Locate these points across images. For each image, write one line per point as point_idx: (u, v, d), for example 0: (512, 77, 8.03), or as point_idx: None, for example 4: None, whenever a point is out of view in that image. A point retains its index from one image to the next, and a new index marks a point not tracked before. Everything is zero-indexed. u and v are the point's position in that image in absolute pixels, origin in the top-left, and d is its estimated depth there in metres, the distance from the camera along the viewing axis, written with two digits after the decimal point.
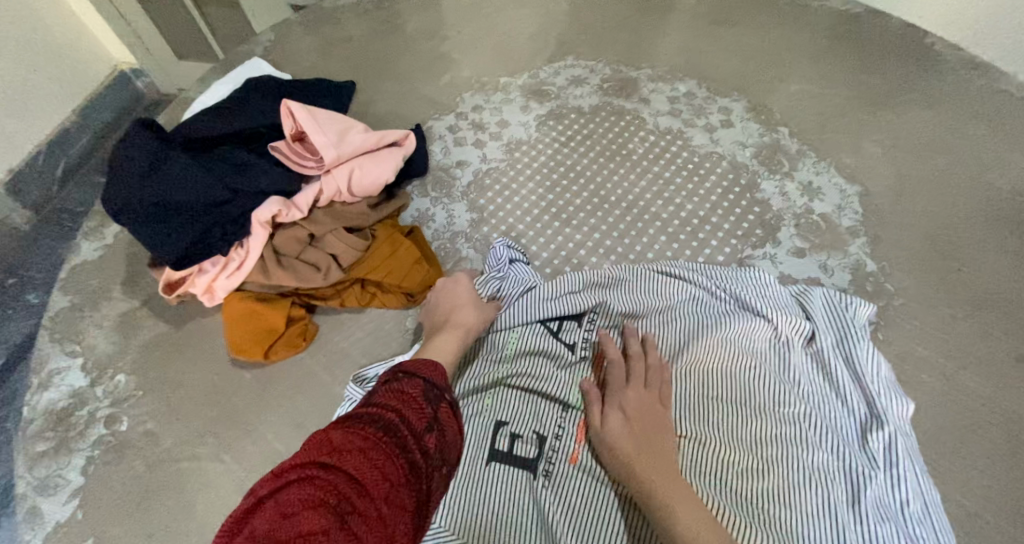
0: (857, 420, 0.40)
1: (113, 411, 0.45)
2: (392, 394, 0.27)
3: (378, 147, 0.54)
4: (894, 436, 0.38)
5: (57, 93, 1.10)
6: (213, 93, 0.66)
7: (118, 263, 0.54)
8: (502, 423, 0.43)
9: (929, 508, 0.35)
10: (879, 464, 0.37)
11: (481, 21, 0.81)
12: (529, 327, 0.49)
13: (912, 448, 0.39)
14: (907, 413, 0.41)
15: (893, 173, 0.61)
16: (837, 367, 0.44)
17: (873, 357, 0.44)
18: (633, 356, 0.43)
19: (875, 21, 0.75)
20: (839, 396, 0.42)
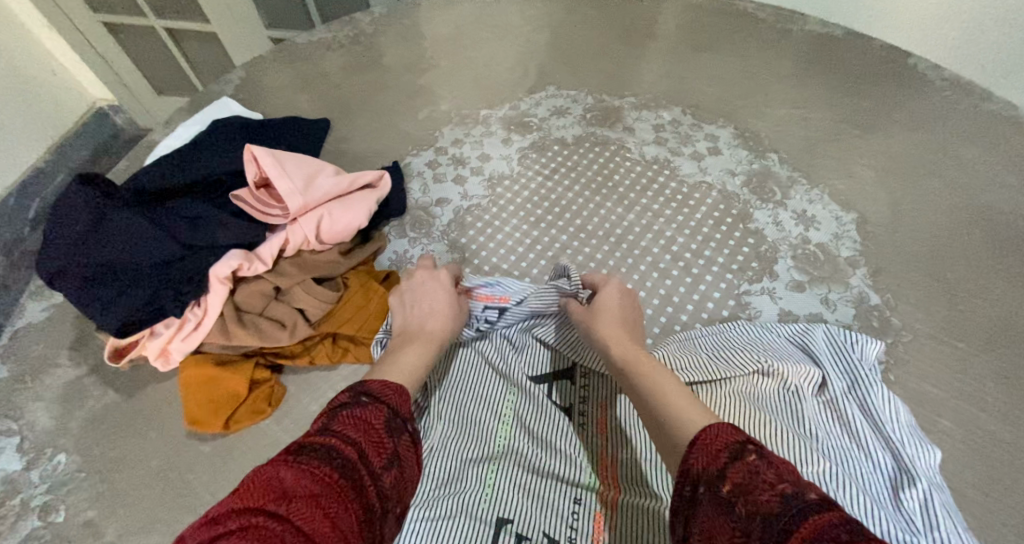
0: (885, 477, 0.37)
1: (49, 499, 0.40)
2: (352, 421, 0.27)
3: (349, 191, 0.50)
4: (929, 493, 0.35)
5: (29, 132, 1.06)
6: (178, 136, 0.62)
7: (66, 325, 0.50)
8: (504, 521, 0.35)
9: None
10: (917, 526, 0.33)
11: (460, 53, 0.79)
12: (527, 387, 0.47)
13: (949, 505, 0.35)
14: (934, 461, 0.38)
15: (888, 198, 0.59)
16: (851, 415, 0.41)
17: (890, 402, 0.41)
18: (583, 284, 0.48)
19: (857, 43, 0.75)
20: (861, 448, 0.38)
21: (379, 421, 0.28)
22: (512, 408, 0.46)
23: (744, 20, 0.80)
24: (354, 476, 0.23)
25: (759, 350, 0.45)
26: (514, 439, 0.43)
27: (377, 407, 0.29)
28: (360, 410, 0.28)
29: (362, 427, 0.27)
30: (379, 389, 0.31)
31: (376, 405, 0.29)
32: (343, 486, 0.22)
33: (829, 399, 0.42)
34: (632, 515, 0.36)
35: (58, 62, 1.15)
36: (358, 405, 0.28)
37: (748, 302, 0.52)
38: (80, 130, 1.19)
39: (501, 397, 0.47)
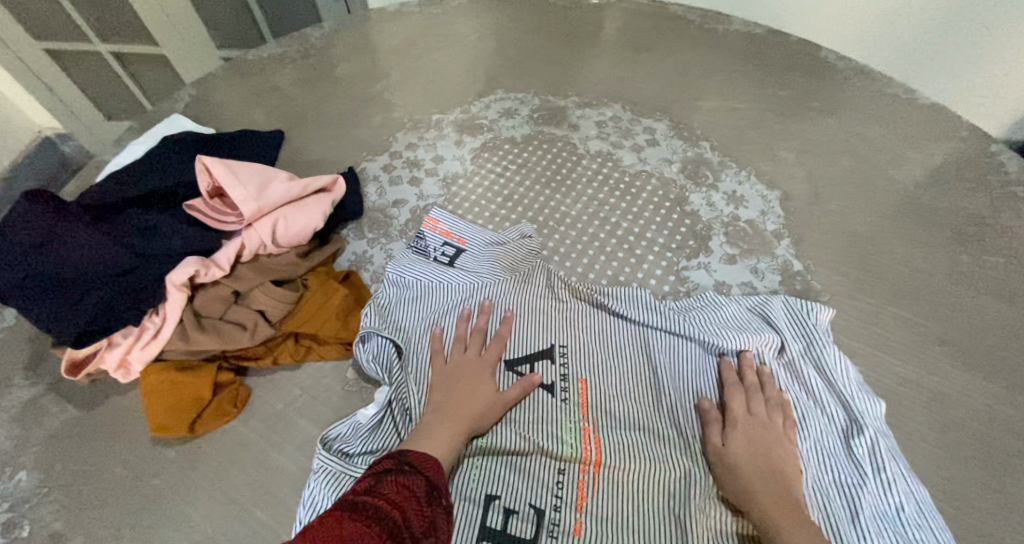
0: (839, 429, 0.42)
1: (12, 515, 0.40)
2: (398, 487, 0.28)
3: (302, 196, 0.52)
4: (875, 439, 0.40)
5: None
6: (128, 153, 0.63)
7: (19, 345, 0.49)
8: (494, 497, 0.40)
9: (923, 510, 0.37)
10: (867, 472, 0.39)
11: (410, 62, 0.82)
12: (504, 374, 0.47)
13: (895, 449, 0.41)
14: (881, 410, 0.43)
15: (806, 176, 0.65)
16: (809, 375, 0.45)
17: (843, 362, 0.45)
18: (755, 386, 0.44)
19: (776, 39, 0.82)
20: (816, 404, 0.44)
21: (420, 491, 0.29)
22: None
23: (676, 21, 0.87)
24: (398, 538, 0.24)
25: (721, 326, 0.49)
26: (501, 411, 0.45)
27: (421, 476, 0.30)
28: (406, 477, 0.30)
29: (406, 493, 0.28)
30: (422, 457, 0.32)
31: (419, 473, 0.30)
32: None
33: (788, 361, 0.47)
34: (611, 484, 0.41)
35: None
36: (405, 473, 0.30)
37: (687, 277, 0.57)
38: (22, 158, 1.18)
39: None
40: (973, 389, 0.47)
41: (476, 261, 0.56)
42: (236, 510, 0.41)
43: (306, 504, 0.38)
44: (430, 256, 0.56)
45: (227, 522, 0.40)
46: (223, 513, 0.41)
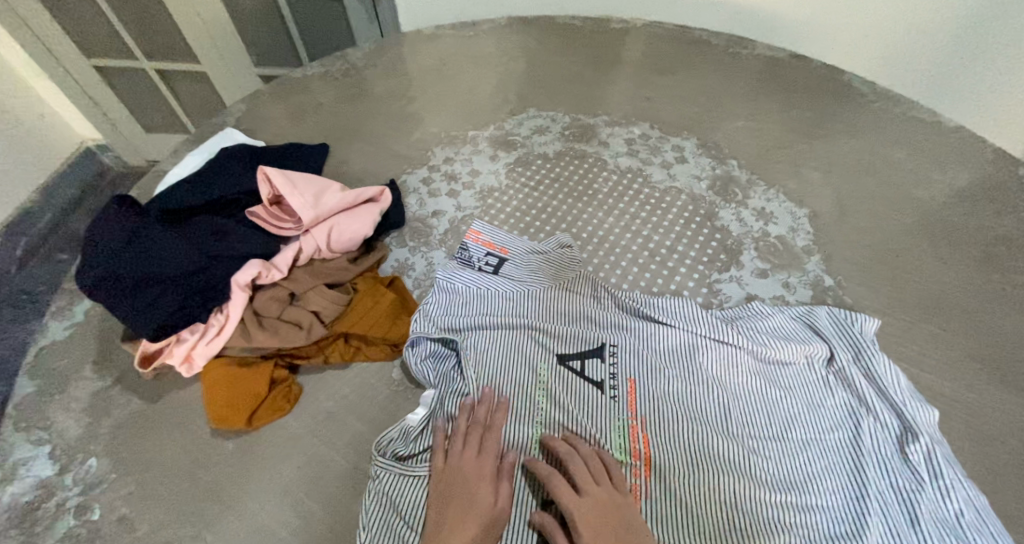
0: (892, 435, 0.44)
1: (83, 499, 0.43)
2: None
3: (354, 205, 0.56)
4: (930, 446, 0.42)
5: None
6: (187, 164, 0.67)
7: (89, 341, 0.53)
8: (550, 504, 0.42)
9: (983, 515, 0.39)
10: (925, 478, 0.41)
11: (446, 82, 0.86)
12: (555, 367, 0.50)
13: (949, 455, 0.43)
14: (934, 419, 0.45)
15: (833, 195, 0.67)
16: (860, 383, 0.47)
17: (891, 369, 0.47)
18: (569, 459, 0.42)
19: (798, 65, 0.85)
20: (869, 410, 0.46)
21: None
22: (546, 392, 0.49)
23: (700, 45, 0.90)
24: None
25: (770, 336, 0.51)
26: (550, 405, 0.48)
27: None
28: None
29: None
30: None
31: None
32: None
33: (838, 370, 0.49)
34: (664, 489, 0.43)
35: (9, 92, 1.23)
36: None
37: (720, 290, 0.58)
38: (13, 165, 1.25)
39: (533, 374, 0.50)
40: (1009, 404, 0.47)
41: (519, 270, 0.58)
42: (292, 501, 0.43)
43: (370, 513, 0.40)
44: (475, 265, 0.59)
45: (283, 512, 0.42)
46: (278, 503, 0.43)
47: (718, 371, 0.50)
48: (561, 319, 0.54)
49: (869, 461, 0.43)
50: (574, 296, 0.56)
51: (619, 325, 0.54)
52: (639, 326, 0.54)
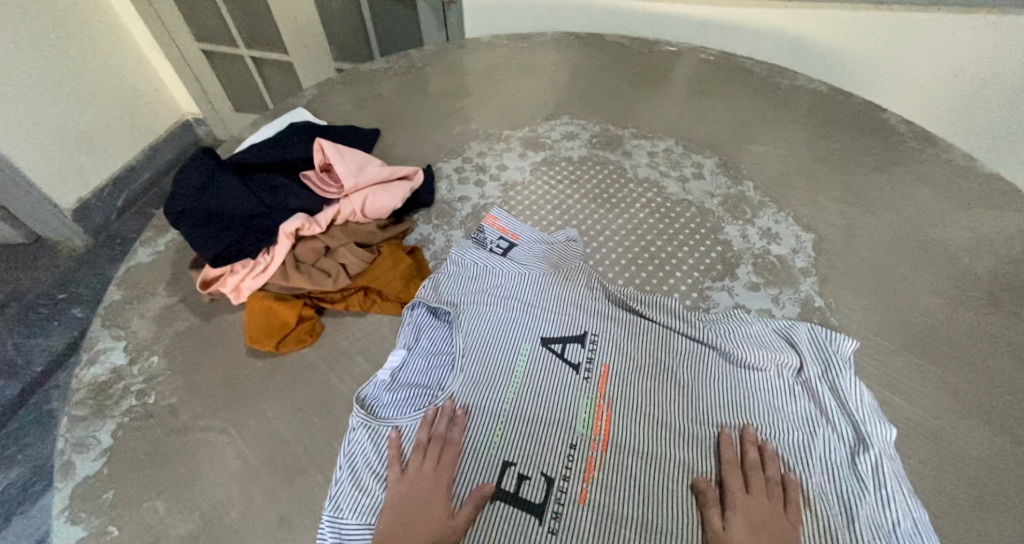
0: (847, 446, 0.46)
1: (144, 386, 0.53)
2: None
3: (389, 180, 0.65)
4: (879, 458, 0.44)
5: (68, 114, 1.31)
6: (260, 133, 0.79)
7: (164, 266, 0.65)
8: (509, 463, 0.47)
9: (919, 527, 0.40)
10: (869, 487, 0.43)
11: (493, 85, 0.95)
12: (537, 346, 0.56)
13: (899, 471, 0.44)
14: (891, 436, 0.46)
15: (844, 225, 0.68)
16: (823, 394, 0.50)
17: (857, 386, 0.49)
18: (750, 464, 0.46)
19: (838, 99, 0.87)
20: (828, 421, 0.48)
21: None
22: (522, 371, 0.54)
23: (740, 71, 0.94)
24: None
25: (746, 343, 0.54)
26: (527, 377, 0.54)
27: None
28: None
29: None
30: None
31: None
32: None
33: (805, 381, 0.52)
34: (617, 463, 0.48)
35: (126, 61, 1.45)
36: None
37: (710, 297, 0.62)
38: (124, 129, 1.48)
39: (516, 348, 0.55)
40: (977, 439, 0.48)
41: (526, 255, 0.65)
42: (300, 415, 0.52)
43: (349, 450, 0.47)
44: (487, 245, 0.66)
45: (292, 422, 0.51)
46: (290, 415, 0.52)
47: (690, 367, 0.55)
48: (552, 303, 0.59)
49: (819, 466, 0.46)
50: (569, 284, 0.61)
51: (605, 315, 0.59)
52: (624, 318, 0.59)
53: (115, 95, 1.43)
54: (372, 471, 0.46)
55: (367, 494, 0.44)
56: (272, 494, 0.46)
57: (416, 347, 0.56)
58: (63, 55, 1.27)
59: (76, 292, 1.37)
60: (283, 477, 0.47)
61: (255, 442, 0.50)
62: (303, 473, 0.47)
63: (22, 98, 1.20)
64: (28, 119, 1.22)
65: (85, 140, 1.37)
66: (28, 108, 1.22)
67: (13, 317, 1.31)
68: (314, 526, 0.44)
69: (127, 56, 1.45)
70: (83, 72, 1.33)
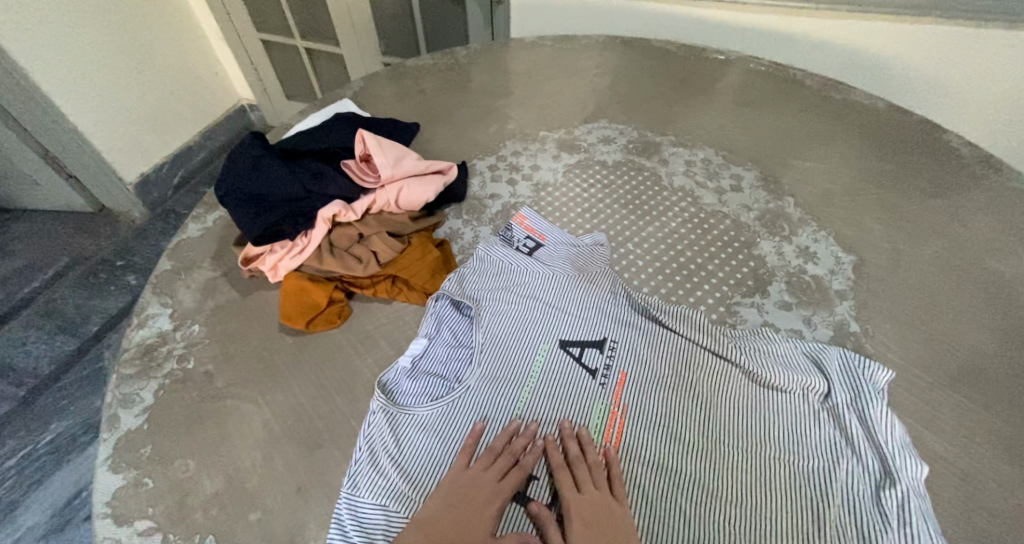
0: (872, 478, 0.45)
1: (184, 352, 0.57)
2: None
3: (424, 173, 0.66)
4: (906, 495, 0.42)
5: (136, 94, 1.40)
6: (306, 121, 0.82)
7: (210, 241, 0.69)
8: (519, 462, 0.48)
9: None
10: (892, 523, 0.41)
11: (534, 86, 0.95)
12: (556, 347, 0.56)
13: (928, 510, 0.42)
14: (923, 474, 0.44)
15: (890, 249, 0.65)
16: (850, 423, 0.48)
17: (887, 418, 0.48)
18: (573, 463, 0.48)
19: (894, 116, 0.83)
20: (853, 450, 0.47)
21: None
22: (540, 370, 0.55)
23: (790, 84, 0.91)
24: None
25: (772, 362, 0.53)
26: (544, 377, 0.54)
27: None
28: None
29: None
30: None
31: None
32: None
33: (832, 408, 0.50)
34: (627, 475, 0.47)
35: (191, 47, 1.54)
36: None
37: (738, 312, 0.60)
38: (185, 110, 1.58)
39: (536, 347, 0.56)
40: (1018, 485, 0.45)
41: (552, 256, 0.65)
42: (323, 392, 0.54)
43: (367, 434, 0.49)
44: (514, 244, 0.67)
45: (315, 398, 0.53)
46: (314, 391, 0.54)
47: (711, 382, 0.54)
48: (575, 307, 0.60)
49: (839, 496, 0.44)
50: (594, 289, 0.61)
51: (627, 322, 0.58)
52: (647, 327, 0.58)
53: (178, 78, 1.52)
54: (388, 455, 0.47)
55: (381, 476, 0.46)
56: (293, 464, 0.48)
57: (436, 336, 0.57)
58: (135, 38, 1.36)
59: (132, 261, 1.46)
60: (303, 449, 0.50)
61: (280, 414, 0.52)
62: (322, 447, 0.50)
63: (97, 76, 1.29)
64: (100, 96, 1.32)
65: (150, 119, 1.47)
66: (102, 86, 1.31)
67: (76, 280, 1.42)
68: (328, 499, 0.46)
69: (193, 42, 1.54)
70: (151, 55, 1.42)
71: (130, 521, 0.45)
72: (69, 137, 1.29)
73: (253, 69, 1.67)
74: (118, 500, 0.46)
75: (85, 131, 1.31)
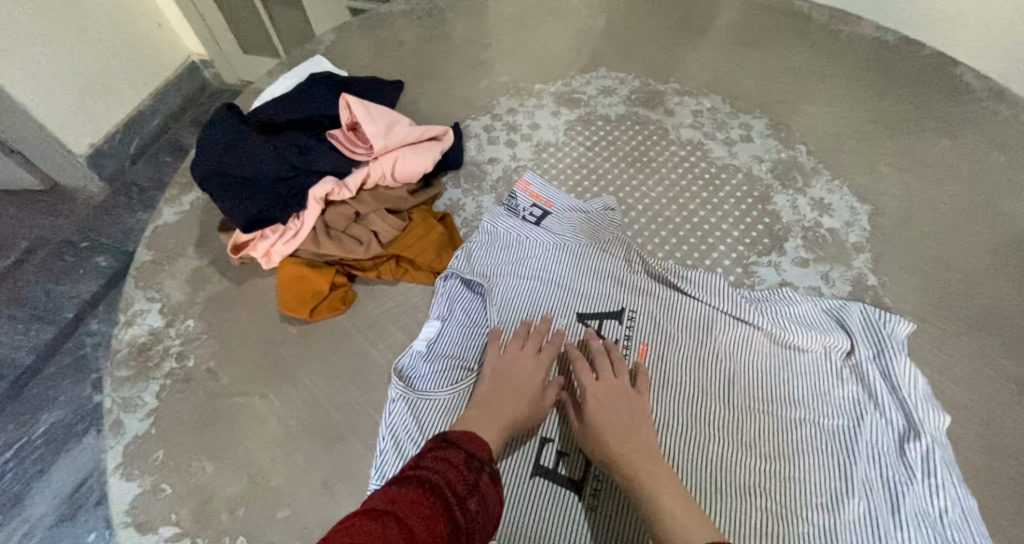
0: (895, 431, 0.45)
1: (182, 349, 0.54)
2: (439, 460, 0.31)
3: (419, 141, 0.61)
4: (930, 447, 0.43)
5: (72, 54, 1.25)
6: (279, 84, 0.74)
7: (191, 227, 0.63)
8: (546, 441, 0.47)
9: (967, 517, 0.40)
10: (917, 475, 0.42)
11: (523, 32, 0.87)
12: (574, 323, 0.55)
13: (949, 458, 0.43)
14: (944, 424, 0.45)
15: (904, 195, 0.64)
16: (872, 377, 0.48)
17: (911, 372, 0.48)
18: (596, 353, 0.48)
19: (904, 49, 0.79)
20: (877, 406, 0.47)
21: (460, 460, 0.32)
22: None
23: (798, 19, 0.85)
24: (445, 502, 0.28)
25: (793, 324, 0.53)
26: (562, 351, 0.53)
27: (457, 449, 0.33)
28: (447, 451, 0.33)
29: (445, 467, 0.31)
30: (459, 435, 0.35)
31: (457, 448, 0.33)
32: (430, 503, 0.27)
33: (855, 364, 0.50)
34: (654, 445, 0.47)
35: None
36: (441, 448, 0.33)
37: (755, 272, 0.59)
38: (131, 71, 1.42)
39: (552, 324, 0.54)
40: None
41: (561, 224, 0.62)
42: (337, 383, 0.52)
43: (388, 425, 0.47)
44: (519, 213, 0.63)
45: (330, 390, 0.51)
46: (328, 383, 0.52)
47: (732, 346, 0.53)
48: (588, 279, 0.57)
49: (863, 450, 0.45)
50: (608, 258, 0.59)
51: (643, 290, 0.57)
52: (664, 295, 0.56)
53: (118, 34, 1.36)
54: (413, 442, 0.46)
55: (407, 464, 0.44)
56: (317, 459, 0.47)
57: (448, 318, 0.55)
58: None
59: (99, 241, 1.37)
60: (324, 442, 0.48)
61: (295, 409, 0.50)
62: (344, 440, 0.48)
63: (24, 35, 1.14)
64: (32, 60, 1.17)
65: (92, 83, 1.32)
66: (31, 47, 1.16)
67: (41, 264, 1.32)
68: (358, 490, 0.45)
69: None
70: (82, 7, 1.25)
71: (154, 529, 0.43)
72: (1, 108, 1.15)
73: (202, 20, 1.50)
74: (137, 508, 0.44)
75: (18, 99, 1.17)
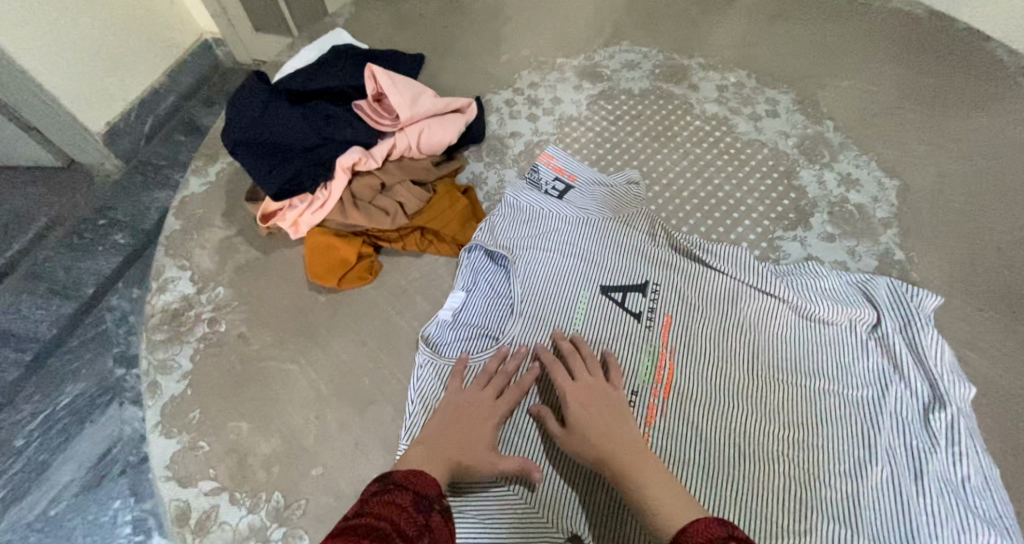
0: (919, 401, 0.46)
1: (214, 315, 0.55)
2: (385, 506, 0.28)
3: (443, 112, 0.61)
4: (955, 416, 0.44)
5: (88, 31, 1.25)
6: (301, 56, 0.74)
7: (218, 197, 0.64)
8: None
9: (989, 483, 0.41)
10: (941, 443, 0.43)
11: (544, 5, 0.86)
12: (598, 294, 0.55)
13: (972, 428, 0.44)
14: (969, 395, 0.45)
15: (933, 171, 0.63)
16: (898, 349, 0.48)
17: (938, 344, 0.48)
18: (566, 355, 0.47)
19: (936, 24, 0.77)
20: (902, 377, 0.47)
21: (406, 501, 0.29)
22: (583, 315, 0.53)
23: None
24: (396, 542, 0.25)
25: (818, 296, 0.52)
26: (587, 321, 0.53)
27: (404, 492, 0.30)
28: (392, 495, 0.30)
29: (391, 510, 0.28)
30: (406, 478, 0.32)
31: (403, 490, 0.30)
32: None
33: (880, 337, 0.50)
34: (678, 411, 0.47)
35: None
36: (385, 493, 0.30)
37: (780, 246, 0.59)
38: (145, 49, 1.42)
39: (576, 296, 0.54)
40: None
41: (584, 198, 0.62)
42: (366, 349, 0.53)
43: (417, 389, 0.47)
44: (542, 187, 0.63)
45: (359, 356, 0.52)
46: (357, 349, 0.53)
47: (756, 318, 0.53)
48: (611, 252, 0.57)
49: (887, 420, 0.45)
50: (632, 231, 0.59)
51: (667, 263, 0.57)
52: (688, 268, 0.56)
53: (132, 11, 1.35)
54: None
55: None
56: (348, 421, 0.48)
57: (472, 288, 0.55)
58: None
59: (117, 218, 1.39)
60: (354, 405, 0.49)
61: (325, 374, 0.51)
62: (373, 404, 0.49)
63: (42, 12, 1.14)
64: (50, 37, 1.17)
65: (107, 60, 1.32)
66: (49, 25, 1.16)
67: (62, 241, 1.35)
68: (388, 451, 0.46)
69: None
70: None
71: (194, 483, 0.45)
72: (21, 85, 1.15)
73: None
74: (176, 465, 0.46)
75: (38, 76, 1.17)
